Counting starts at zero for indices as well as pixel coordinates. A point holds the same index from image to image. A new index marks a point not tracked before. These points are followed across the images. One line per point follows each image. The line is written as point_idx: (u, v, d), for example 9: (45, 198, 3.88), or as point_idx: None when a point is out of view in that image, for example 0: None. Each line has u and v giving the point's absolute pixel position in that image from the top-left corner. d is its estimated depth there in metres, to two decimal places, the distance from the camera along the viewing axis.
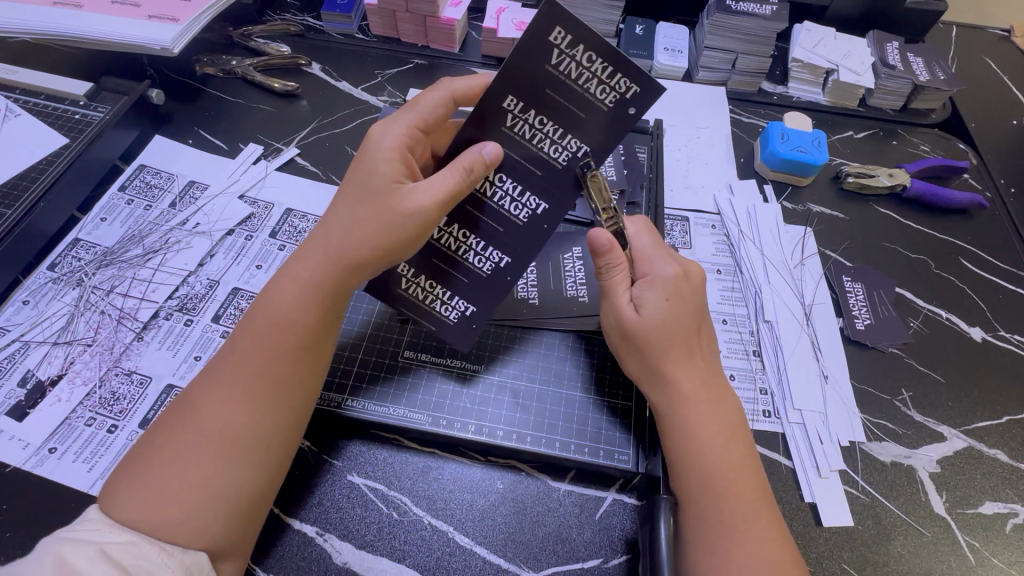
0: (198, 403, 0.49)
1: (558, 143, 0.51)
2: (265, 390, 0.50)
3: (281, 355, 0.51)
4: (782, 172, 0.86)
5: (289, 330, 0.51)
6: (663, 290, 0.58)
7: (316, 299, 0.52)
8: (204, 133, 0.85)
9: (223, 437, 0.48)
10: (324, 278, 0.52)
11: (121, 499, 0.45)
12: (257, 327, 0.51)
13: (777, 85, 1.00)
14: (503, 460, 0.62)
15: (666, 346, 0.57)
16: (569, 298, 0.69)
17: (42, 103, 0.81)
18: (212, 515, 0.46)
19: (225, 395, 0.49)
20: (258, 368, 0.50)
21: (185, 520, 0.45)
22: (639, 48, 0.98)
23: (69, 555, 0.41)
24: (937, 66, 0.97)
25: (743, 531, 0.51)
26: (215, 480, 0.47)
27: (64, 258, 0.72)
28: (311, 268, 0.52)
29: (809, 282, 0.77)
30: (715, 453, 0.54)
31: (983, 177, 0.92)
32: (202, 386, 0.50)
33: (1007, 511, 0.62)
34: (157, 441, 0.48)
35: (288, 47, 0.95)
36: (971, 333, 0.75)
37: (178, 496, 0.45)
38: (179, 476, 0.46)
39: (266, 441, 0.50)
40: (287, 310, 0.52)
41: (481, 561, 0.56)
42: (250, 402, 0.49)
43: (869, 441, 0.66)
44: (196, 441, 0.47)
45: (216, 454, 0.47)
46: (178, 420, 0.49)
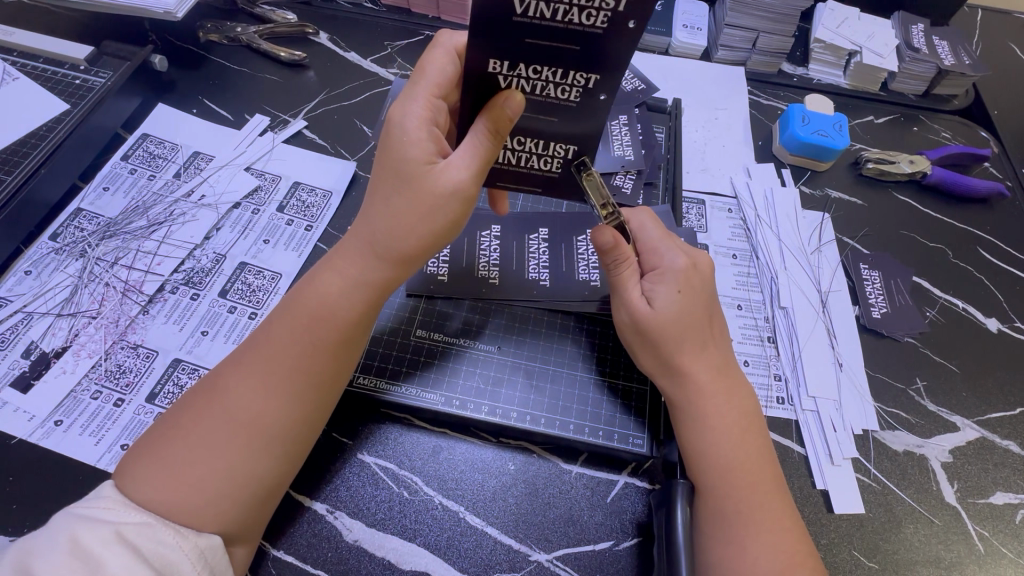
0: (228, 389, 0.48)
1: (588, 6, 0.40)
2: (297, 379, 0.49)
3: (318, 346, 0.50)
4: (801, 156, 0.84)
5: (327, 323, 0.50)
6: (674, 284, 0.58)
7: (361, 295, 0.51)
8: (210, 103, 0.82)
9: (253, 426, 0.47)
10: (367, 271, 0.51)
11: (143, 476, 0.44)
12: (295, 314, 0.51)
13: (797, 66, 0.98)
14: (514, 441, 0.61)
15: (678, 341, 0.56)
16: (582, 282, 0.67)
17: (41, 66, 0.78)
18: (232, 500, 0.46)
19: (257, 381, 0.48)
20: (293, 355, 0.49)
21: (205, 504, 0.45)
22: (656, 25, 0.95)
23: (83, 534, 0.40)
24: (962, 50, 0.95)
25: (761, 525, 0.50)
26: (238, 468, 0.46)
27: (66, 228, 0.70)
28: (361, 254, 0.51)
29: (825, 269, 0.76)
30: (726, 441, 0.54)
31: (1004, 166, 0.90)
32: (232, 369, 0.49)
33: (1017, 501, 0.62)
34: (182, 422, 0.47)
35: (294, 14, 0.92)
36: (987, 323, 0.74)
37: (201, 481, 0.45)
38: (202, 460, 0.45)
39: (293, 430, 0.49)
40: (330, 302, 0.51)
41: (493, 541, 0.56)
42: (282, 391, 0.49)
43: (883, 430, 0.65)
44: (225, 427, 0.47)
45: (244, 442, 0.47)
46: (207, 402, 0.48)
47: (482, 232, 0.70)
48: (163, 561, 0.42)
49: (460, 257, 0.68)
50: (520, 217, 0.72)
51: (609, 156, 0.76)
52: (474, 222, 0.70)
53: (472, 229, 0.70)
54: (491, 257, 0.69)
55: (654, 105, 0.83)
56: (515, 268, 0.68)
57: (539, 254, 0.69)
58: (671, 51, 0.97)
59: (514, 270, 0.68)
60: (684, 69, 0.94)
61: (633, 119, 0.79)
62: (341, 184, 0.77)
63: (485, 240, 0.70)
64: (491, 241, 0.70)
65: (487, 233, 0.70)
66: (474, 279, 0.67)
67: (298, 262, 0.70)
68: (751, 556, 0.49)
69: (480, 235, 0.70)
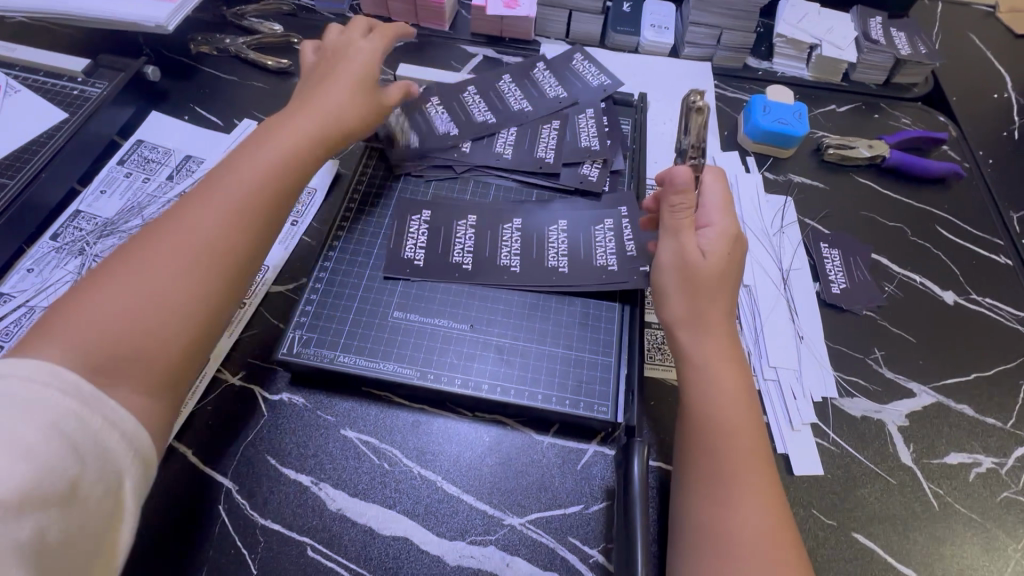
0: (171, 223, 0.51)
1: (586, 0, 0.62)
2: (238, 221, 0.53)
3: (254, 195, 0.55)
4: (763, 144, 0.88)
5: (266, 177, 0.56)
6: (725, 241, 0.62)
7: (292, 164, 0.59)
8: (200, 110, 0.87)
9: (189, 255, 0.50)
10: (297, 153, 0.60)
11: (67, 327, 0.43)
12: (229, 168, 0.56)
13: (762, 60, 1.02)
14: (488, 414, 0.65)
15: (712, 294, 0.60)
16: (552, 268, 0.72)
17: (41, 79, 0.83)
18: (169, 340, 0.47)
19: (197, 217, 0.52)
20: (232, 198, 0.54)
21: (147, 329, 0.46)
22: (625, 25, 1.00)
23: (2, 420, 0.36)
24: (919, 40, 0.99)
25: (748, 486, 0.52)
26: (164, 305, 0.47)
27: (66, 228, 0.74)
28: (293, 133, 0.61)
29: (787, 248, 0.80)
30: (723, 396, 0.56)
31: (962, 148, 0.94)
32: (178, 210, 0.52)
33: (971, 460, 0.65)
34: (121, 256, 0.48)
35: (281, 26, 0.97)
36: (944, 296, 0.77)
37: (129, 308, 0.46)
38: (134, 281, 0.47)
39: (233, 255, 0.52)
40: (272, 166, 0.57)
41: (468, 508, 0.59)
42: (219, 219, 0.52)
43: (842, 397, 0.69)
44: (162, 251, 0.49)
45: (180, 274, 0.49)
46: (137, 255, 0.48)
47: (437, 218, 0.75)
48: (96, 446, 0.40)
49: (435, 245, 0.72)
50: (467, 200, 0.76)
51: (576, 148, 0.80)
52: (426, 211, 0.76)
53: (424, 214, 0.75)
54: (465, 246, 0.73)
55: (621, 99, 0.88)
56: (488, 255, 0.72)
57: (513, 242, 0.73)
58: (641, 50, 1.01)
59: (488, 257, 0.72)
60: (653, 66, 0.99)
61: (600, 113, 0.84)
62: (324, 181, 0.81)
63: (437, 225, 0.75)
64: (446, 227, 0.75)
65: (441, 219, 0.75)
66: (448, 265, 0.71)
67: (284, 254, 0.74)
68: (738, 515, 0.50)
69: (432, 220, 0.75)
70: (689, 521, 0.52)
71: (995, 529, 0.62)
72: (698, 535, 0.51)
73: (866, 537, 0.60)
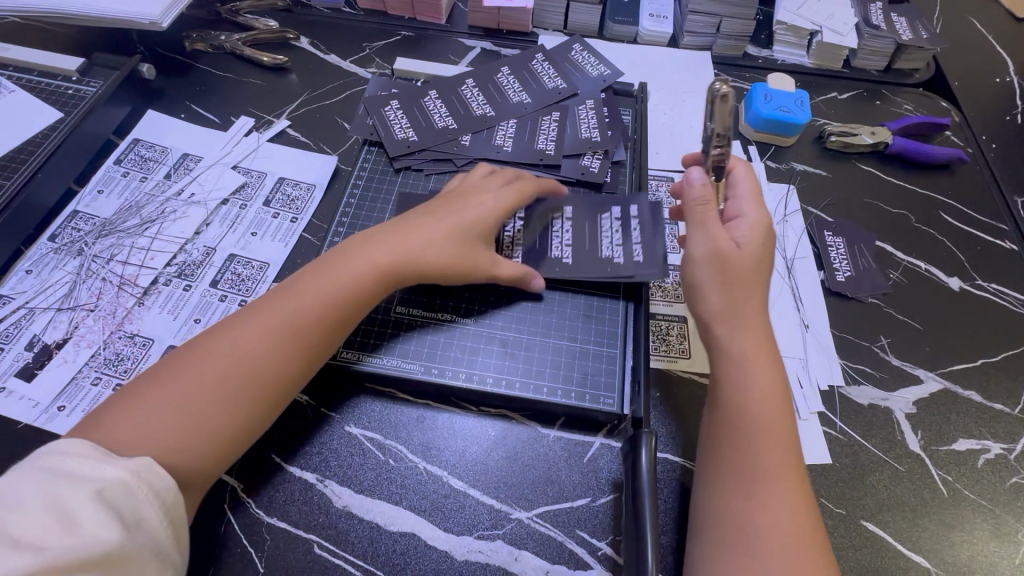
0: (225, 338, 0.54)
1: None
2: (282, 337, 0.55)
3: (298, 333, 0.55)
4: (765, 133, 0.88)
5: (315, 301, 0.57)
6: (757, 230, 0.61)
7: (343, 278, 0.59)
8: (197, 107, 0.86)
9: (246, 376, 0.53)
10: (349, 266, 0.60)
11: (141, 408, 0.49)
12: (309, 281, 0.59)
13: (762, 49, 1.01)
14: (494, 409, 0.64)
15: (746, 283, 0.59)
16: (553, 260, 0.70)
17: (35, 79, 0.82)
18: (208, 446, 0.50)
19: (263, 336, 0.55)
20: (297, 322, 0.56)
21: (187, 439, 0.49)
22: (624, 15, 0.99)
23: (63, 492, 0.41)
24: (920, 25, 0.98)
25: (786, 484, 0.51)
26: (203, 416, 0.50)
27: (64, 229, 0.74)
28: (366, 259, 0.60)
29: (791, 237, 0.79)
30: (758, 390, 0.55)
31: (965, 134, 0.93)
32: (234, 323, 0.55)
33: (979, 447, 0.65)
34: (178, 362, 0.52)
35: (276, 21, 0.96)
36: (949, 282, 0.77)
37: (175, 414, 0.50)
38: (183, 392, 0.51)
39: (271, 379, 0.54)
40: (323, 281, 0.58)
41: (475, 502, 0.59)
42: (279, 344, 0.55)
43: (848, 385, 0.68)
44: (212, 367, 0.52)
45: (234, 388, 0.52)
46: (209, 345, 0.54)
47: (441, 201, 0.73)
48: (136, 516, 0.43)
49: None
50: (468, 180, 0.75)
51: (577, 139, 0.80)
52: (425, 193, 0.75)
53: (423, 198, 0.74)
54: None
55: (620, 90, 0.87)
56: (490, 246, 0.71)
57: (516, 234, 0.71)
58: (639, 39, 1.00)
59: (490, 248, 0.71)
60: (652, 56, 0.98)
61: (600, 103, 0.84)
62: (323, 178, 0.80)
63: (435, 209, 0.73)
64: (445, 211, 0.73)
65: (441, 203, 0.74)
66: None
67: (284, 251, 0.74)
68: (770, 510, 0.50)
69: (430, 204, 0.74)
70: (713, 510, 0.52)
71: (1005, 515, 0.61)
72: (724, 528, 0.51)
73: (875, 524, 0.60)
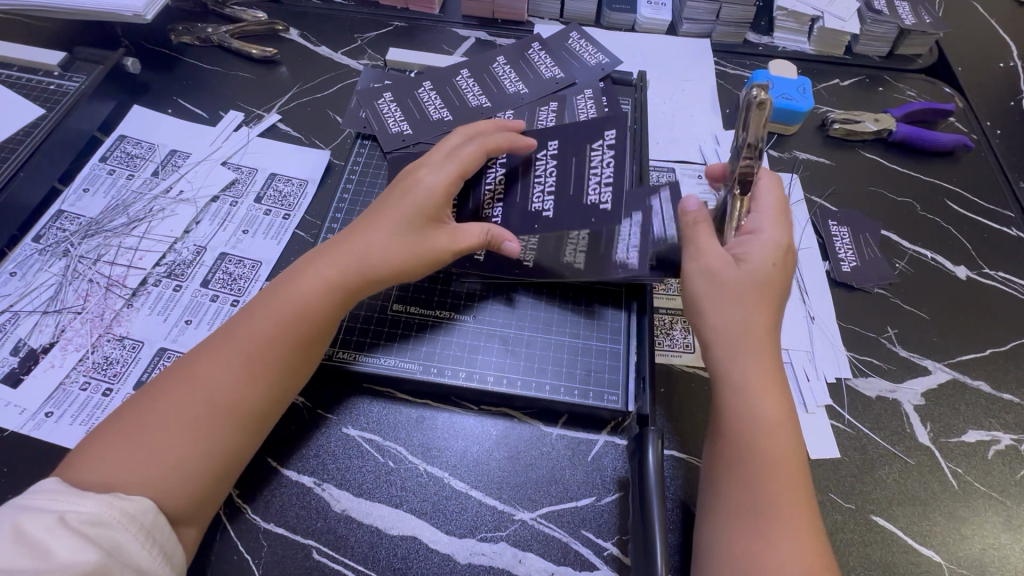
0: (194, 369, 0.52)
1: None
2: (254, 363, 0.53)
3: (271, 355, 0.54)
4: (768, 121, 0.86)
5: (284, 320, 0.55)
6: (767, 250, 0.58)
7: (309, 293, 0.56)
8: (184, 102, 0.84)
9: (207, 405, 0.51)
10: (313, 281, 0.57)
11: (105, 452, 0.48)
12: (259, 305, 0.56)
13: (762, 36, 0.99)
14: (495, 407, 0.63)
15: (740, 304, 0.55)
16: (536, 213, 0.62)
17: (15, 74, 0.79)
18: (191, 478, 0.49)
19: (218, 364, 0.52)
20: (250, 345, 0.54)
21: (167, 475, 0.48)
22: (621, 2, 0.96)
23: (35, 528, 0.41)
24: (923, 9, 0.96)
25: (778, 520, 0.48)
26: (183, 449, 0.49)
27: (49, 229, 0.71)
28: (323, 271, 0.57)
29: (795, 227, 0.78)
30: (769, 417, 0.51)
31: (970, 120, 0.92)
32: (203, 353, 0.53)
33: (989, 438, 0.64)
34: (150, 399, 0.51)
35: (264, 13, 0.93)
36: (956, 271, 0.76)
37: (151, 452, 0.48)
38: (156, 430, 0.49)
39: (248, 405, 0.52)
40: (289, 300, 0.56)
41: (477, 504, 0.57)
42: (244, 367, 0.53)
43: (855, 377, 0.67)
44: (184, 400, 0.50)
45: (199, 419, 0.50)
46: (167, 386, 0.52)
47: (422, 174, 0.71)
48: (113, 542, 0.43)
49: None
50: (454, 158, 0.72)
51: None
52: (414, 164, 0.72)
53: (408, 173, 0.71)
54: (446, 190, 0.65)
55: (619, 78, 0.85)
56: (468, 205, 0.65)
57: (495, 183, 0.65)
58: (637, 28, 0.98)
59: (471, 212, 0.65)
60: (650, 44, 0.96)
61: (599, 93, 0.82)
62: (316, 173, 0.78)
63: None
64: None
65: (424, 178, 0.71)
66: None
67: (277, 249, 0.72)
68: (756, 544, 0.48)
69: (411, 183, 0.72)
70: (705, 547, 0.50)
71: (1017, 507, 0.60)
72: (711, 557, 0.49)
73: (885, 519, 0.59)
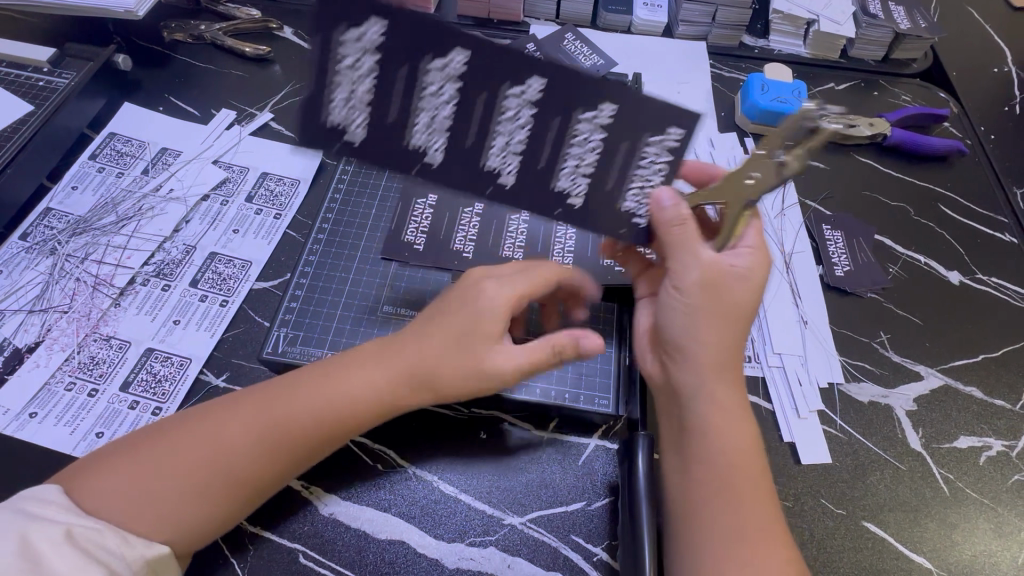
0: (228, 432, 0.49)
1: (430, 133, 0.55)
2: (292, 448, 0.50)
3: (312, 442, 0.50)
4: (761, 124, 0.86)
5: (338, 413, 0.51)
6: (739, 279, 0.54)
7: (369, 399, 0.51)
8: (176, 100, 0.83)
9: (234, 476, 0.48)
10: (369, 381, 0.52)
11: (117, 493, 0.46)
12: (310, 382, 0.52)
13: (758, 38, 0.99)
14: (485, 410, 0.62)
15: (711, 326, 0.53)
16: (563, 194, 0.57)
17: (3, 70, 0.78)
18: (209, 532, 0.48)
19: (252, 437, 0.49)
20: (291, 433, 0.50)
21: (182, 526, 0.47)
22: (617, 4, 0.96)
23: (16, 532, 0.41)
24: (918, 14, 0.96)
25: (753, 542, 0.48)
26: (204, 506, 0.48)
27: (36, 227, 0.70)
28: (379, 373, 0.52)
29: (788, 231, 0.77)
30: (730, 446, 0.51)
31: (964, 125, 0.92)
32: (237, 415, 0.50)
33: (981, 444, 0.64)
34: (175, 449, 0.48)
35: (258, 11, 0.93)
36: (949, 277, 0.75)
37: (170, 504, 0.47)
38: (176, 481, 0.47)
39: (272, 481, 0.50)
40: (348, 398, 0.51)
41: (466, 508, 0.57)
42: (278, 451, 0.50)
43: (847, 382, 0.67)
44: (215, 464, 0.48)
45: (222, 485, 0.48)
46: (200, 424, 0.49)
47: (427, 63, 0.52)
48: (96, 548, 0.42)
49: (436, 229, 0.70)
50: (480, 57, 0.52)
51: None
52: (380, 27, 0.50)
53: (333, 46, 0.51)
54: (445, 116, 0.54)
55: (614, 80, 0.85)
56: (472, 146, 0.55)
57: (471, 227, 0.71)
58: (633, 29, 0.98)
59: (471, 147, 0.55)
60: (646, 46, 0.96)
61: None
62: (308, 173, 0.78)
63: (391, 89, 0.53)
64: (407, 88, 0.53)
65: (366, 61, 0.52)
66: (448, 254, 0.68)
67: (267, 249, 0.71)
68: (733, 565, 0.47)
69: (372, 81, 0.53)
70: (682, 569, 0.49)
71: (1007, 514, 0.60)
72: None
73: (876, 525, 0.59)
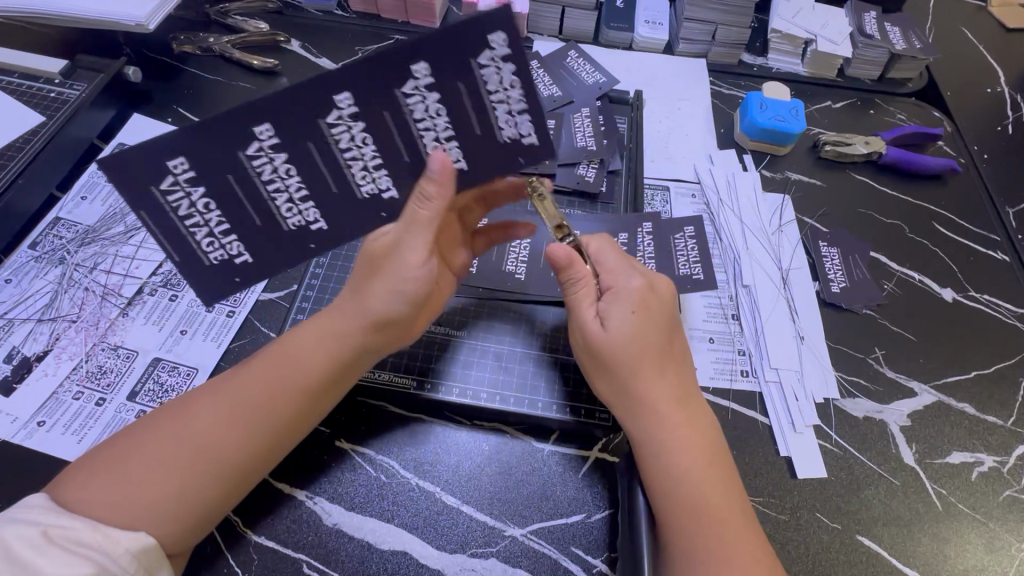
0: (192, 411, 0.51)
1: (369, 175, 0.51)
2: (254, 416, 0.51)
3: (270, 407, 0.52)
4: (760, 142, 0.87)
5: (292, 373, 0.53)
6: (630, 304, 0.57)
7: (322, 355, 0.54)
8: (184, 112, 0.85)
9: (201, 453, 0.49)
10: (322, 339, 0.54)
11: (92, 482, 0.47)
12: (263, 357, 0.54)
13: (756, 57, 1.01)
14: (487, 423, 0.63)
15: (633, 366, 0.55)
16: (371, 198, 0.52)
17: (15, 81, 0.80)
18: (183, 515, 0.48)
19: (214, 412, 0.51)
20: (250, 399, 0.52)
21: (154, 510, 0.47)
22: (619, 22, 0.98)
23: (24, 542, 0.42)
24: (913, 34, 0.98)
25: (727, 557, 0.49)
26: (175, 488, 0.48)
27: (46, 236, 0.71)
28: (331, 330, 0.55)
29: (786, 247, 0.79)
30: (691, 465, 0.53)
31: (958, 144, 0.94)
32: (202, 395, 0.52)
33: (973, 460, 0.65)
34: (144, 436, 0.49)
35: (265, 24, 0.94)
36: (943, 294, 0.77)
37: (141, 487, 0.47)
38: (146, 466, 0.48)
39: (240, 456, 0.51)
40: (301, 356, 0.54)
41: (468, 519, 0.58)
42: (241, 420, 0.51)
43: (843, 398, 0.68)
44: (183, 446, 0.49)
45: (190, 464, 0.49)
46: (167, 416, 0.51)
47: (241, 152, 0.47)
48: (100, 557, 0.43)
49: None
50: (301, 89, 0.45)
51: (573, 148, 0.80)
52: (157, 146, 0.46)
53: (153, 191, 0.48)
54: (296, 191, 0.50)
55: (615, 97, 0.87)
56: (337, 190, 0.51)
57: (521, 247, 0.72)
58: (634, 46, 1.00)
59: (261, 227, 0.51)
60: (647, 63, 0.98)
61: (595, 111, 0.83)
62: None
63: (221, 201, 0.49)
64: (242, 191, 0.49)
65: (191, 191, 0.48)
66: None
67: None
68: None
69: (280, 160, 0.48)
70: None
71: (999, 529, 0.61)
72: None
73: (870, 539, 0.60)
